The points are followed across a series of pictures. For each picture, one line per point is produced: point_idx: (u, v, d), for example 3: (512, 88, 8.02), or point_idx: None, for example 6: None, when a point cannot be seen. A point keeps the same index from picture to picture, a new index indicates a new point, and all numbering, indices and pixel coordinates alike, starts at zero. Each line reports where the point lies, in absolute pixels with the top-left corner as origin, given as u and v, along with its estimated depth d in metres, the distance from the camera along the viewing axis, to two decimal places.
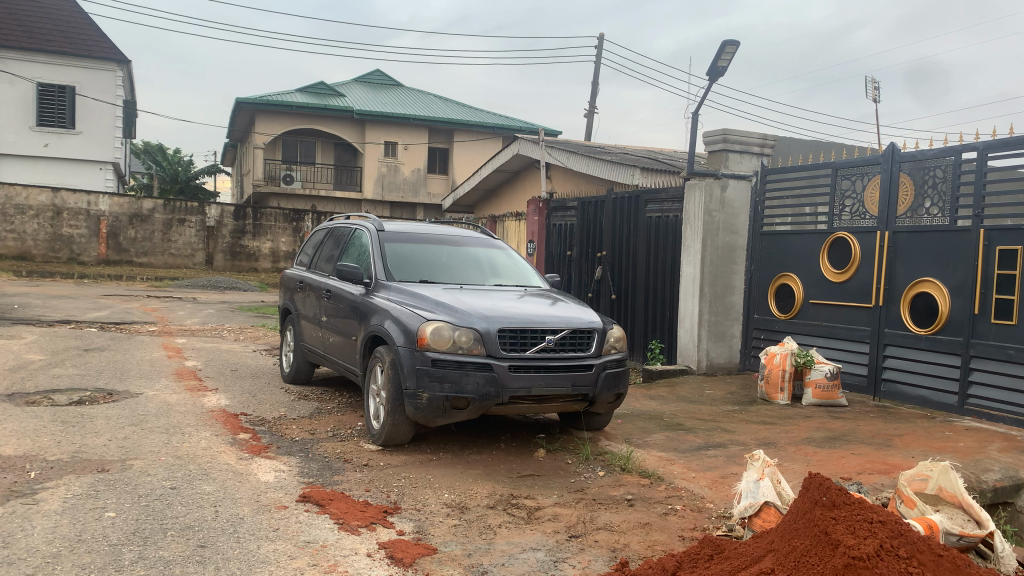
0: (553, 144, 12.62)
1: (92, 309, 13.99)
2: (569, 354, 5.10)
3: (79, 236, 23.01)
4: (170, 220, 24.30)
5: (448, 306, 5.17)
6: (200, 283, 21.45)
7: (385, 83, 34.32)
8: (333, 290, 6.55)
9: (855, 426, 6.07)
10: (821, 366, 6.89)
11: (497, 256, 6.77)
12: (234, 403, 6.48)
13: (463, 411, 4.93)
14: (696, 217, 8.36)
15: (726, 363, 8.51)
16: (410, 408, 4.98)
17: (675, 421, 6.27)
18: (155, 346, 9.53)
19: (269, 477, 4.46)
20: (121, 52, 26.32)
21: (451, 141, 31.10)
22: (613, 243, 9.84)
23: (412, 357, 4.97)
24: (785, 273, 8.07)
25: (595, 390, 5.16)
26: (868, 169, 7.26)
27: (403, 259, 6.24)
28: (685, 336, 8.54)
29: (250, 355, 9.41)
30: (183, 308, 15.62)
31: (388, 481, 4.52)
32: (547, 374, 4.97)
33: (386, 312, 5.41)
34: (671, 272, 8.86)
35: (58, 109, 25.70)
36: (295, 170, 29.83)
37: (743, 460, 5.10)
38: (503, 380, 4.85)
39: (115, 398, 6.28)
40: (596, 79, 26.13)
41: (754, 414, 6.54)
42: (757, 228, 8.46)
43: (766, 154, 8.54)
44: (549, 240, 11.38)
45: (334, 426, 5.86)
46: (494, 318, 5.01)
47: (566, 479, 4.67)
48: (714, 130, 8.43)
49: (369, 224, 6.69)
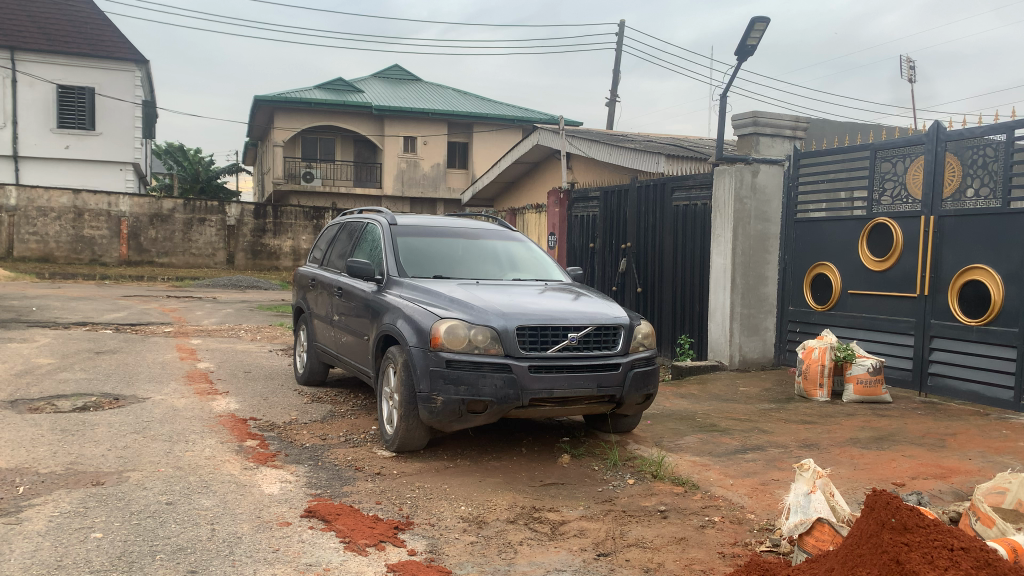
0: (574, 134, 12.24)
1: (110, 310, 13.87)
2: (593, 352, 4.75)
3: (101, 237, 23.02)
4: (190, 219, 24.22)
5: (463, 303, 4.84)
6: (221, 283, 21.33)
7: (404, 78, 34.08)
8: (346, 288, 6.25)
9: (902, 425, 5.66)
10: (863, 360, 6.48)
11: (516, 249, 6.43)
12: (244, 407, 6.20)
13: (481, 416, 4.60)
14: (726, 205, 7.96)
15: (760, 358, 8.10)
16: (424, 413, 4.66)
17: (709, 421, 5.90)
18: (169, 348, 9.30)
19: (274, 489, 4.16)
20: (139, 52, 26.27)
21: (470, 135, 30.78)
22: (638, 234, 9.46)
23: (425, 358, 4.64)
24: (822, 262, 7.65)
25: (623, 391, 4.80)
26: (910, 150, 6.82)
27: (417, 253, 5.93)
28: (716, 330, 8.15)
29: (266, 356, 9.16)
30: (201, 308, 15.49)
31: (401, 492, 4.21)
32: (570, 375, 4.62)
33: (398, 310, 5.09)
34: (699, 263, 8.47)
35: (78, 110, 25.75)
36: (315, 168, 29.69)
37: (784, 466, 4.72)
38: (522, 382, 4.51)
39: (121, 404, 6.03)
40: (617, 68, 25.64)
41: (793, 413, 6.15)
42: (790, 215, 8.05)
43: (798, 137, 8.13)
44: (571, 233, 11.01)
45: (347, 431, 5.56)
46: (512, 315, 4.67)
47: (593, 488, 4.32)
48: (743, 112, 8.02)
49: (382, 218, 6.38)
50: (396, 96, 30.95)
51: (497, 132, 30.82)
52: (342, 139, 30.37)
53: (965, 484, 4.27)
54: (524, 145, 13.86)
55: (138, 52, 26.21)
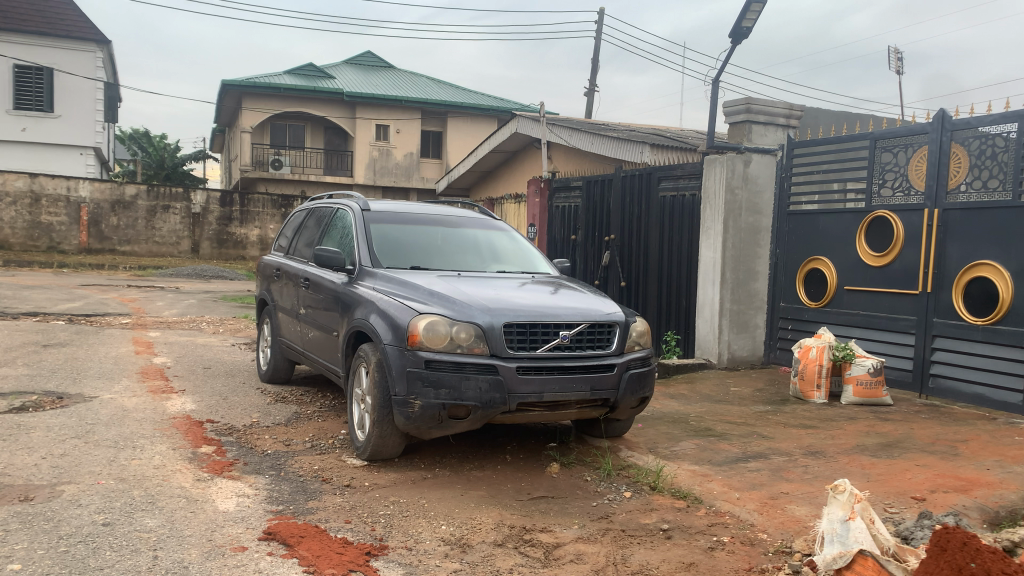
0: (555, 121, 11.81)
1: (65, 299, 13.18)
2: (587, 353, 4.34)
3: (59, 223, 22.12)
4: (154, 206, 23.40)
5: (444, 297, 4.39)
6: (185, 272, 20.58)
7: (377, 65, 33.37)
8: (313, 279, 5.75)
9: (909, 431, 5.32)
10: (863, 360, 6.14)
11: (498, 239, 5.97)
12: (200, 408, 5.69)
13: (463, 422, 4.16)
14: (717, 195, 7.59)
15: (749, 356, 7.76)
16: (399, 418, 4.21)
17: (704, 425, 5.52)
18: (123, 341, 8.72)
19: (229, 506, 3.68)
20: (100, 32, 25.30)
21: (444, 124, 30.19)
22: (622, 226, 9.06)
23: (402, 358, 4.19)
24: (816, 257, 7.31)
25: (618, 394, 4.39)
26: (913, 139, 6.50)
27: (391, 242, 5.45)
28: (703, 327, 7.79)
29: (228, 350, 8.62)
30: (163, 298, 14.83)
31: (373, 508, 3.76)
32: (561, 377, 4.19)
33: (371, 305, 4.63)
34: (687, 257, 8.09)
35: (35, 91, 24.73)
36: (284, 155, 28.93)
37: (792, 477, 4.33)
38: (510, 385, 4.08)
39: (64, 404, 5.49)
40: (595, 56, 25.18)
41: (791, 416, 5.79)
42: (783, 207, 7.70)
43: (792, 126, 7.79)
44: (552, 223, 10.59)
45: (314, 436, 5.09)
46: (498, 311, 4.23)
47: (586, 502, 3.92)
48: (736, 98, 7.64)
49: (354, 203, 5.90)
50: (368, 83, 30.26)
51: (471, 121, 30.28)
52: (312, 126, 29.61)
53: (990, 498, 3.91)
54: (502, 132, 13.39)
55: (100, 32, 25.25)
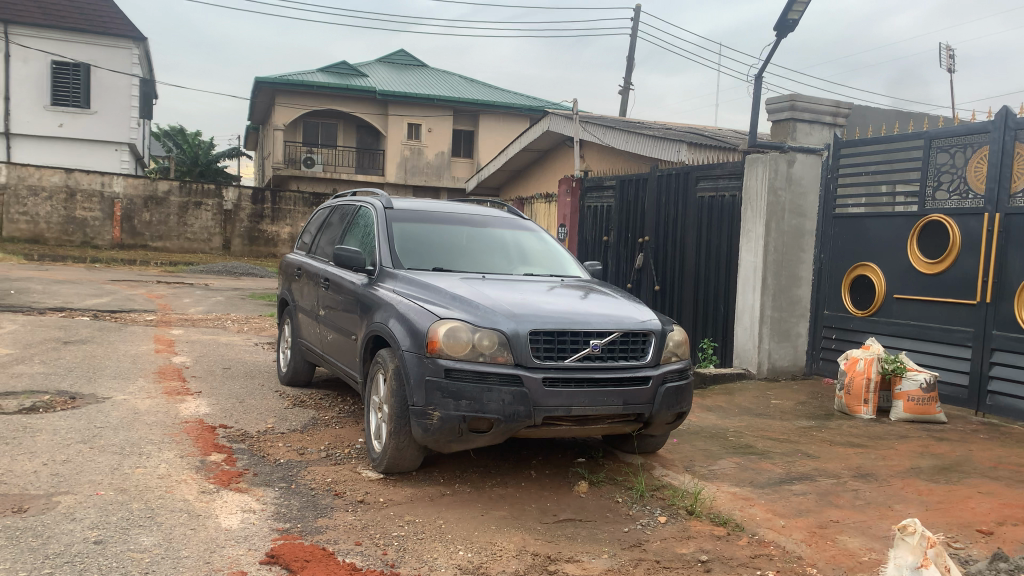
0: (588, 119, 11.49)
1: (93, 294, 13.15)
2: (619, 364, 4.02)
3: (93, 218, 22.30)
4: (186, 203, 23.47)
5: (467, 301, 4.11)
6: (215, 269, 20.58)
7: (409, 64, 33.28)
8: (333, 279, 5.52)
9: (968, 452, 4.92)
10: (915, 374, 5.72)
11: (526, 240, 5.68)
12: (215, 411, 5.47)
13: (484, 436, 3.88)
14: (758, 197, 7.22)
15: (790, 366, 7.39)
16: (417, 430, 3.94)
17: (743, 441, 5.17)
18: (145, 339, 8.58)
19: (233, 523, 3.43)
20: (137, 29, 25.51)
21: (476, 124, 29.97)
22: (657, 227, 8.72)
23: (420, 367, 3.92)
24: (864, 263, 6.92)
25: (652, 409, 4.07)
26: (972, 139, 6.09)
27: (415, 241, 5.19)
28: (742, 335, 7.43)
29: (250, 350, 8.44)
30: (190, 295, 14.76)
31: (387, 528, 3.49)
32: (591, 390, 3.89)
33: (391, 308, 4.36)
34: (725, 261, 7.73)
35: (72, 88, 24.97)
36: (316, 153, 28.93)
37: (841, 503, 3.98)
38: (535, 398, 3.79)
39: (75, 405, 5.31)
40: (631, 55, 24.73)
41: (838, 434, 5.41)
42: (828, 210, 7.33)
43: (838, 125, 7.40)
44: (583, 224, 10.28)
45: (330, 444, 4.84)
46: (524, 317, 3.93)
47: (617, 527, 3.61)
48: (780, 95, 7.26)
49: (378, 200, 5.65)
50: (400, 82, 30.15)
51: (503, 121, 30.01)
52: (344, 124, 29.58)
53: None
54: (534, 131, 13.10)
55: (136, 29, 25.44)
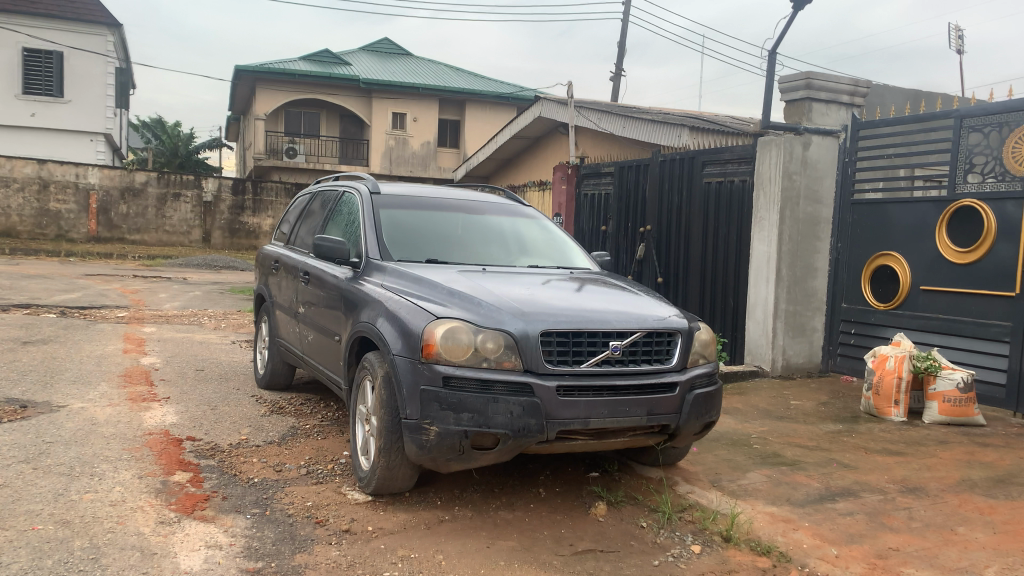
0: (583, 104, 10.95)
1: (63, 290, 12.50)
2: (642, 369, 3.52)
3: (67, 211, 21.54)
4: (164, 194, 22.73)
5: (467, 297, 3.58)
6: (195, 262, 19.90)
7: (394, 52, 32.57)
8: (314, 272, 4.97)
9: (1018, 460, 4.46)
10: (950, 373, 5.25)
11: (527, 228, 5.15)
12: (183, 421, 4.92)
13: (488, 453, 3.36)
14: (772, 181, 6.73)
15: (806, 363, 6.91)
16: (411, 446, 3.41)
17: (770, 450, 4.69)
18: (113, 338, 7.99)
19: (194, 563, 2.90)
20: (111, 15, 24.74)
21: (462, 113, 29.34)
22: (660, 216, 8.21)
23: (414, 374, 3.39)
24: (887, 252, 6.46)
25: (679, 420, 3.57)
26: (1008, 117, 5.62)
27: (405, 230, 4.65)
28: (754, 330, 6.93)
29: (227, 349, 7.87)
30: (167, 289, 14.14)
31: (378, 567, 2.97)
32: (611, 400, 3.38)
33: (379, 306, 3.83)
34: (735, 251, 7.23)
35: (44, 75, 24.14)
36: (298, 143, 28.23)
37: (896, 526, 3.49)
38: (548, 410, 3.28)
39: (24, 415, 4.74)
40: (622, 40, 24.10)
41: (871, 440, 4.93)
42: (845, 196, 6.86)
43: (856, 105, 6.95)
44: (580, 213, 9.75)
45: (312, 459, 4.30)
46: (534, 316, 3.41)
47: (646, 560, 3.11)
48: (794, 73, 6.81)
49: (363, 185, 5.10)
50: (384, 70, 29.45)
51: (490, 110, 29.38)
52: (327, 113, 28.88)
53: None
54: (525, 117, 12.54)
55: (111, 15, 24.64)
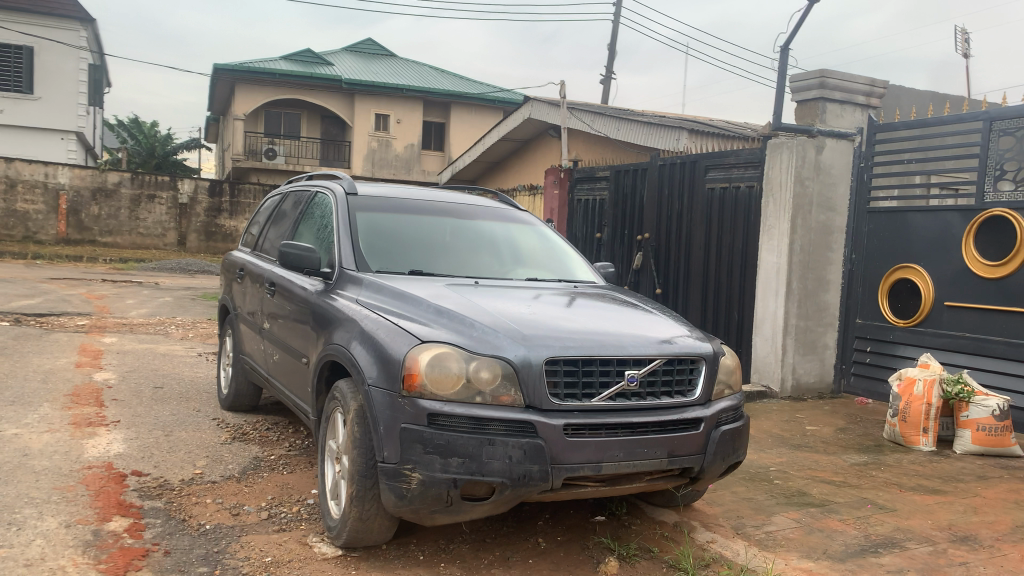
0: (576, 105, 10.44)
1: (23, 295, 11.82)
2: (663, 403, 3.00)
3: (36, 212, 20.75)
4: (138, 196, 21.96)
5: (457, 317, 3.04)
6: (168, 266, 19.18)
7: (377, 53, 31.98)
8: (282, 283, 4.41)
9: None
10: (984, 400, 4.76)
11: (521, 236, 4.62)
12: (130, 451, 4.33)
13: (481, 505, 2.83)
14: (783, 187, 6.25)
15: (817, 383, 6.43)
16: (388, 496, 2.87)
17: (793, 487, 4.18)
18: (68, 350, 7.36)
19: None
20: (85, 10, 24.00)
21: (447, 115, 28.79)
22: (658, 223, 7.71)
23: (393, 410, 2.85)
24: (906, 266, 6.00)
25: (703, 461, 3.05)
26: None
27: (385, 236, 4.11)
28: (761, 347, 6.44)
29: (191, 363, 7.26)
30: (135, 295, 13.46)
31: None
32: (627, 441, 2.85)
33: (354, 326, 3.28)
34: (740, 262, 6.74)
35: (13, 72, 23.34)
36: (278, 145, 27.55)
37: None
38: (554, 454, 2.75)
39: None
40: (613, 41, 23.65)
41: (903, 474, 4.43)
42: (860, 204, 6.40)
43: (872, 106, 6.51)
44: (573, 220, 9.24)
45: (275, 500, 3.73)
46: (537, 340, 2.88)
47: None
48: (807, 72, 6.38)
49: (339, 185, 4.55)
50: (368, 72, 28.86)
51: (475, 113, 28.84)
52: (308, 115, 28.24)
53: None
54: (514, 118, 12.01)
55: (84, 10, 23.90)
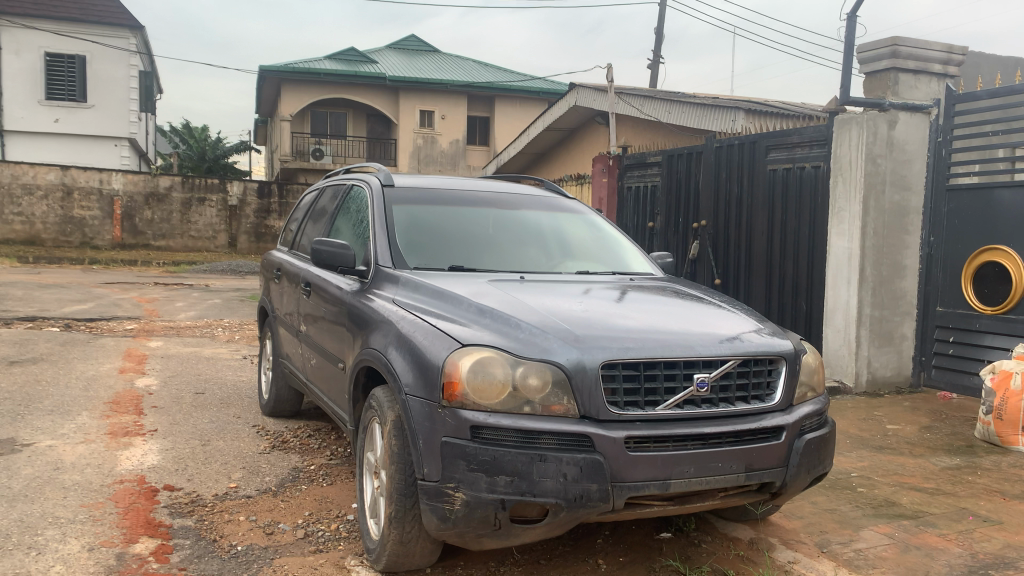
0: (625, 89, 10.02)
1: (74, 301, 11.90)
2: (738, 410, 2.63)
3: (91, 217, 21.14)
4: (189, 199, 22.18)
5: (502, 315, 2.72)
6: (220, 268, 19.32)
7: (420, 49, 31.87)
8: (317, 282, 4.16)
9: None
10: None
11: (571, 226, 4.28)
12: (165, 463, 4.12)
13: (534, 527, 2.50)
14: (854, 166, 5.78)
15: (894, 377, 5.96)
16: (429, 518, 2.57)
17: (881, 496, 3.76)
18: (113, 355, 7.27)
19: None
20: (134, 17, 24.35)
21: (492, 109, 28.52)
22: (715, 209, 7.29)
23: (433, 423, 2.55)
24: (994, 246, 5.47)
25: (786, 475, 2.68)
26: None
27: (424, 229, 3.82)
28: (832, 339, 5.99)
29: (234, 366, 7.10)
30: (184, 297, 13.49)
31: None
32: (699, 454, 2.51)
33: (390, 328, 2.99)
34: (807, 248, 6.29)
35: (67, 81, 23.84)
36: (325, 144, 27.64)
37: None
38: (615, 470, 2.42)
39: None
40: (661, 25, 23.04)
41: (1005, 480, 3.97)
42: (938, 182, 5.89)
43: (950, 75, 5.99)
44: (623, 209, 8.84)
45: (313, 515, 3.48)
46: (591, 342, 2.54)
47: None
48: (877, 40, 5.90)
49: (376, 177, 4.28)
50: (412, 68, 28.75)
51: (520, 105, 28.50)
52: (353, 113, 28.25)
53: None
54: (560, 106, 11.63)
55: (133, 18, 24.24)
